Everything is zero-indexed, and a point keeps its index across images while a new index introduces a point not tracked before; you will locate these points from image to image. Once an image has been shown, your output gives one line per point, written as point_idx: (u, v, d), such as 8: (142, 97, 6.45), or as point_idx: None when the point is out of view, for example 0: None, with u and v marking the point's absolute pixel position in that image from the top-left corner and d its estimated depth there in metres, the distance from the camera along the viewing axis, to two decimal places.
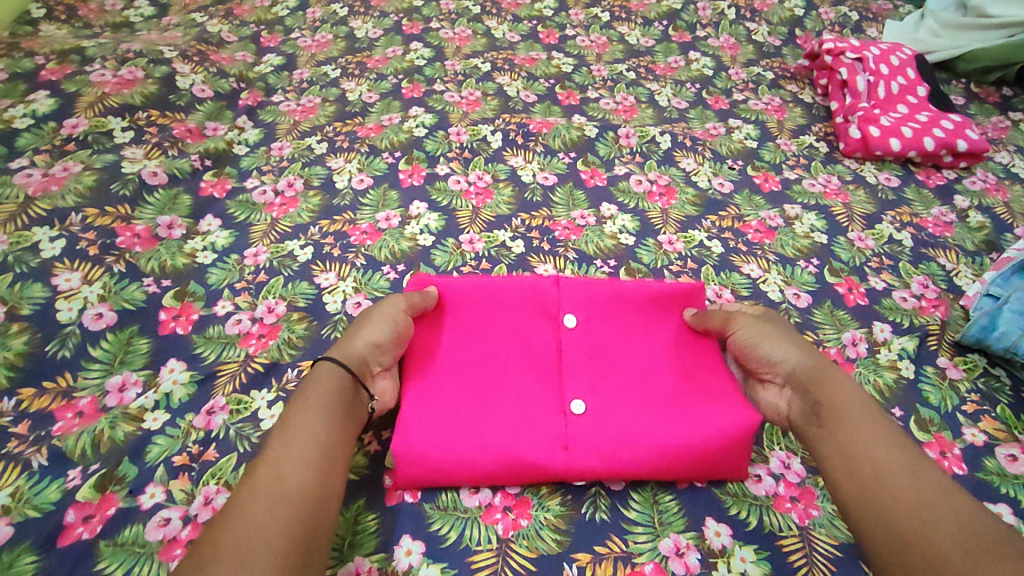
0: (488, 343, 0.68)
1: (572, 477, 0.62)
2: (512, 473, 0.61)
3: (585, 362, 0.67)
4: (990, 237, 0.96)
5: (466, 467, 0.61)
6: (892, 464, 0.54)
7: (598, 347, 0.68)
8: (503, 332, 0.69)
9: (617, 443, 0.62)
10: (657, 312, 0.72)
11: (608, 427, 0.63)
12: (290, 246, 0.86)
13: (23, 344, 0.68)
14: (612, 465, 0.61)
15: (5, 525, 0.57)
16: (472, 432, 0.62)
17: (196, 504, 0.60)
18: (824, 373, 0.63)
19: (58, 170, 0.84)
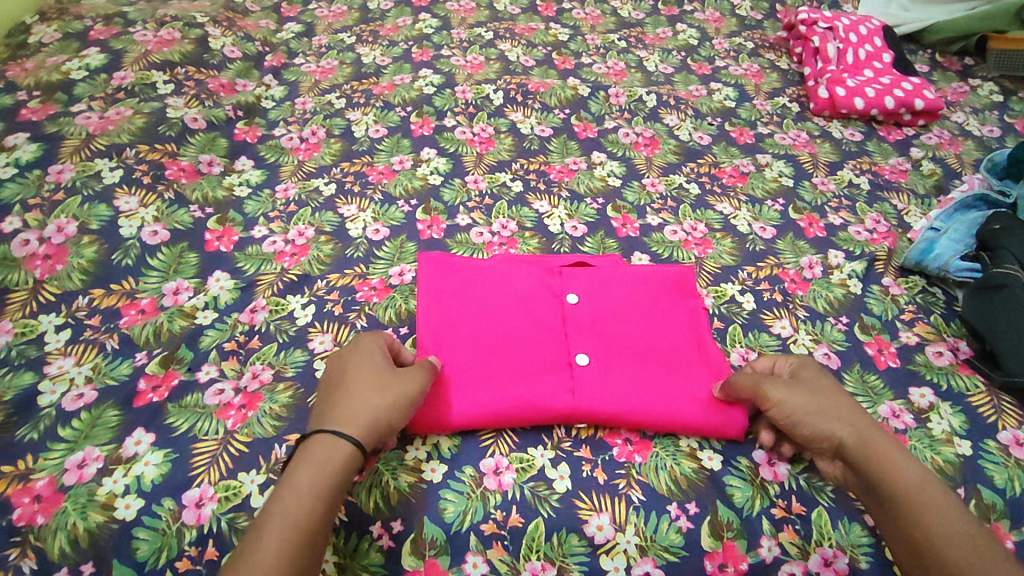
0: (500, 297, 0.75)
1: (579, 418, 0.68)
2: (526, 414, 0.67)
3: (587, 317, 0.74)
4: (940, 183, 1.07)
5: (485, 407, 0.66)
6: (927, 500, 0.58)
7: (601, 304, 0.75)
8: (512, 297, 0.75)
9: (621, 392, 0.68)
10: (653, 281, 0.79)
11: (609, 375, 0.69)
12: (316, 182, 0.97)
13: (92, 253, 0.79)
14: (612, 409, 0.67)
15: (91, 389, 0.68)
16: (490, 376, 0.68)
17: (245, 377, 0.72)
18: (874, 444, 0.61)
19: (112, 114, 0.95)
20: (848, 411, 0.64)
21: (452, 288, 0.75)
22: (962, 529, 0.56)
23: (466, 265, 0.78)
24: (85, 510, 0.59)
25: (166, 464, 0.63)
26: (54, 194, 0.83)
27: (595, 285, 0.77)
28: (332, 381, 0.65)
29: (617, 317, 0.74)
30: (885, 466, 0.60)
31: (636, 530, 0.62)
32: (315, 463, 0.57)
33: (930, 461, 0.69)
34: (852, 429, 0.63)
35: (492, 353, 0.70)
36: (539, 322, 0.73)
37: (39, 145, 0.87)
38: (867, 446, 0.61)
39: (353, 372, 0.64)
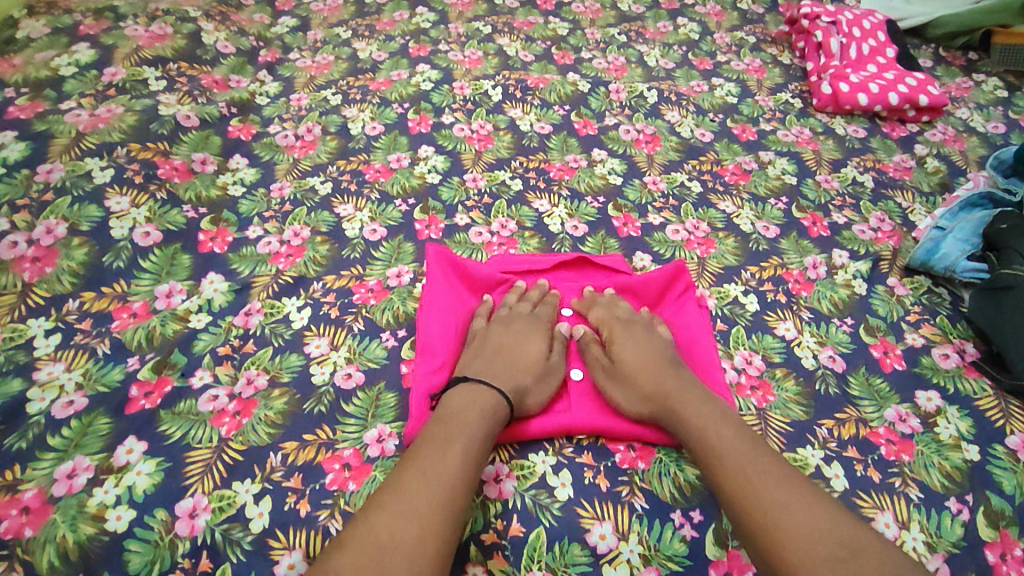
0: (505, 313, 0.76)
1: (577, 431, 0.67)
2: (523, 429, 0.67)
3: (581, 333, 0.76)
4: (944, 180, 1.06)
5: None
6: (750, 473, 0.57)
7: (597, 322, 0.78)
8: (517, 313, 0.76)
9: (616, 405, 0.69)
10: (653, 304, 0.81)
11: (604, 390, 0.70)
12: (312, 181, 0.96)
13: (83, 255, 0.78)
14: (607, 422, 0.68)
15: (81, 396, 0.67)
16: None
17: (240, 383, 0.70)
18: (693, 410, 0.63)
19: (102, 111, 0.93)
20: (669, 373, 0.67)
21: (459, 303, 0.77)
22: (801, 496, 0.55)
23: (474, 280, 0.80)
24: (75, 522, 0.58)
25: (158, 474, 0.62)
26: (43, 194, 0.81)
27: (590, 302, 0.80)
28: (478, 348, 0.72)
29: (612, 335, 0.76)
30: (712, 444, 0.60)
31: (639, 539, 0.61)
32: (472, 409, 0.62)
33: (938, 467, 0.68)
34: (665, 399, 0.65)
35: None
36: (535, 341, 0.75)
37: (27, 144, 0.85)
38: (677, 411, 0.64)
39: (508, 344, 0.72)
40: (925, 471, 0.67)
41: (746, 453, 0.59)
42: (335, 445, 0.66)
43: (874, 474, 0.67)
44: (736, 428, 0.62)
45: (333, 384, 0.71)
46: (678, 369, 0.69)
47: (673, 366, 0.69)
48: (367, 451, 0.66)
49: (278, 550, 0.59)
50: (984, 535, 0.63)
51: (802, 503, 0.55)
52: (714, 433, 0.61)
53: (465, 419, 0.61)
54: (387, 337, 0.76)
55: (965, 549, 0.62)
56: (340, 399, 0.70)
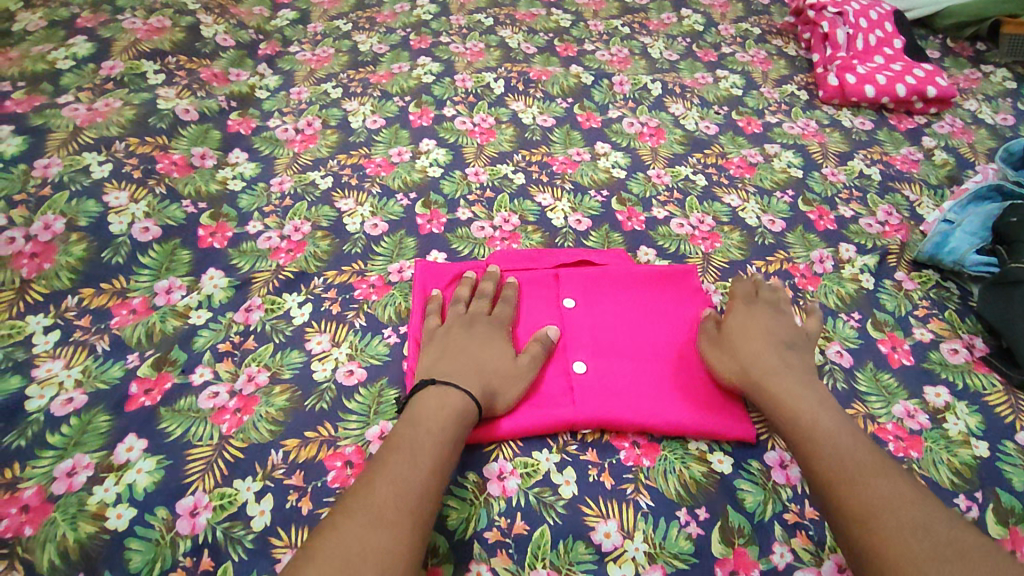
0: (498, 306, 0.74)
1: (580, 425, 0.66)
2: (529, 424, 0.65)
3: (585, 323, 0.73)
4: (952, 173, 1.05)
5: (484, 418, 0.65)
6: (860, 467, 0.56)
7: (599, 310, 0.74)
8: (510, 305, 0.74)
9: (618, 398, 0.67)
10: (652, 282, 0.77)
11: (609, 382, 0.68)
12: (312, 175, 0.95)
13: (81, 251, 0.77)
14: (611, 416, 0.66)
15: (81, 393, 0.66)
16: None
17: (240, 380, 0.69)
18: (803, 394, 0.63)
19: (100, 105, 0.92)
20: (781, 362, 0.66)
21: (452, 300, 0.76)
22: (902, 497, 0.54)
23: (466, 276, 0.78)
24: (75, 520, 0.57)
25: (158, 471, 0.61)
26: (40, 189, 0.80)
27: (594, 288, 0.76)
28: (439, 351, 0.68)
29: (613, 323, 0.73)
30: (818, 438, 0.59)
31: (644, 537, 0.60)
32: (438, 411, 0.61)
33: (947, 463, 0.67)
34: (771, 379, 0.65)
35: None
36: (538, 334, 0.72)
37: (25, 139, 0.84)
38: (776, 402, 0.63)
39: (472, 346, 0.68)
40: (934, 467, 0.66)
41: (853, 453, 0.58)
42: (336, 442, 0.65)
43: None
44: (845, 426, 0.60)
45: (334, 381, 0.70)
46: (794, 358, 0.67)
47: (784, 352, 0.68)
48: (369, 448, 0.65)
49: (279, 549, 0.58)
50: (994, 532, 0.62)
51: (911, 508, 0.53)
52: (821, 429, 0.60)
53: (433, 421, 0.60)
54: (389, 333, 0.76)
55: None
56: (342, 395, 0.69)
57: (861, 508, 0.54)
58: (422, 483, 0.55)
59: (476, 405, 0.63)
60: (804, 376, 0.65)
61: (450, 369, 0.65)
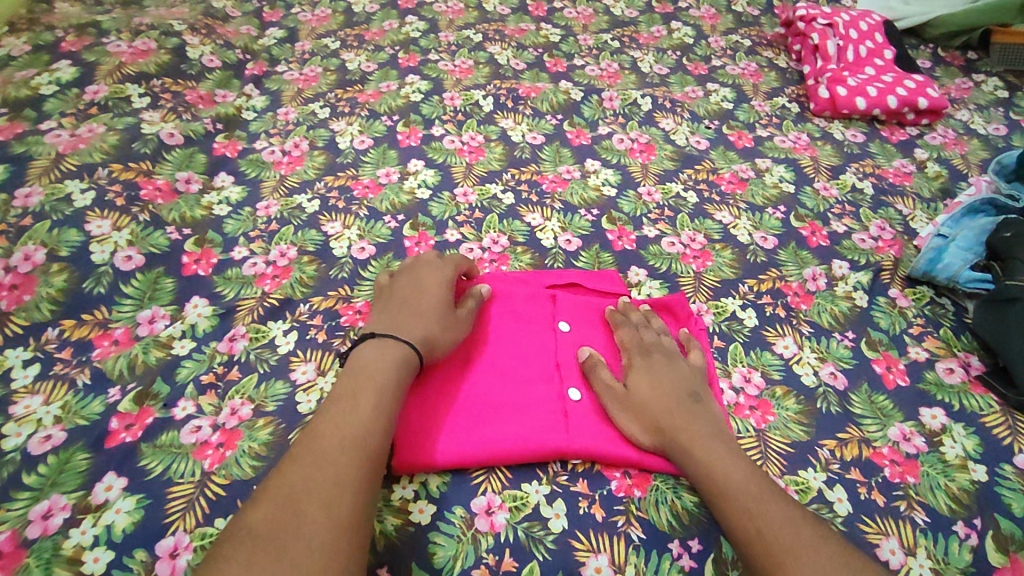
0: (494, 326, 0.73)
1: (572, 454, 0.64)
2: (522, 450, 0.64)
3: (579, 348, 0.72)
4: (945, 185, 1.04)
5: (478, 448, 0.63)
6: (760, 510, 0.56)
7: (592, 338, 0.74)
8: (506, 327, 0.73)
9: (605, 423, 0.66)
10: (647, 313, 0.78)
11: (602, 409, 0.67)
12: (299, 199, 0.94)
13: (62, 282, 0.76)
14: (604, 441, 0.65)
15: (60, 430, 0.65)
16: (480, 416, 0.66)
17: (223, 414, 0.68)
18: (705, 442, 0.62)
19: (83, 131, 0.91)
20: (686, 416, 0.64)
21: None
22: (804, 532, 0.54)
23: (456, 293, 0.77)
24: (51, 564, 0.56)
25: (139, 511, 0.60)
26: (21, 219, 0.79)
27: (588, 316, 0.76)
28: (385, 304, 0.71)
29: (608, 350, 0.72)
30: (719, 485, 0.59)
31: (636, 571, 0.59)
32: (376, 364, 0.62)
33: (944, 488, 0.66)
34: (673, 429, 0.63)
35: (481, 387, 0.68)
36: (533, 356, 0.71)
37: (6, 167, 0.83)
38: (689, 456, 0.61)
39: (413, 296, 0.71)
40: (931, 493, 0.65)
41: (758, 497, 0.57)
42: None
43: (878, 497, 0.65)
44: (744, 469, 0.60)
45: None
46: (695, 405, 0.65)
47: (689, 402, 0.65)
48: None
49: None
50: (994, 560, 0.61)
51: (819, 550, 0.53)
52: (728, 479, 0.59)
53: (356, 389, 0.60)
54: None
55: None
56: None
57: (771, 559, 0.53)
58: (343, 465, 0.53)
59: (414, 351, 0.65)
60: (706, 420, 0.64)
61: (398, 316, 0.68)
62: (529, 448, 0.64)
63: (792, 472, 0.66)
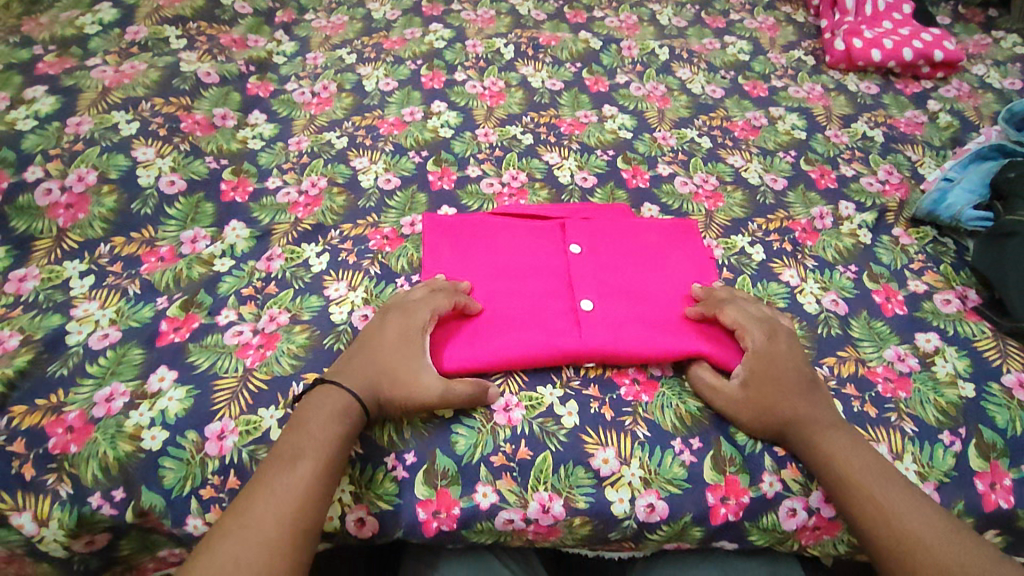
0: (509, 251, 0.78)
1: (586, 355, 0.69)
2: (540, 354, 0.68)
3: (592, 267, 0.76)
4: (956, 135, 1.06)
5: (497, 350, 0.68)
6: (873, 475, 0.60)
7: (602, 255, 0.77)
8: (519, 250, 0.78)
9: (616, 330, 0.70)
10: (656, 236, 0.81)
11: (616, 319, 0.71)
12: (328, 136, 0.98)
13: (112, 203, 0.82)
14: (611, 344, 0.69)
15: (115, 330, 0.71)
16: (499, 323, 0.71)
17: (263, 320, 0.74)
18: (816, 413, 0.64)
19: (127, 68, 0.96)
20: (799, 393, 0.65)
21: (459, 242, 0.79)
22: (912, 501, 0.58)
23: (467, 223, 0.81)
24: (114, 440, 0.63)
25: (189, 399, 0.66)
26: (73, 144, 0.85)
27: (599, 237, 0.79)
28: (353, 351, 0.67)
29: (618, 268, 0.76)
30: (841, 470, 0.61)
31: (640, 463, 0.64)
32: (317, 416, 0.61)
33: (933, 402, 0.70)
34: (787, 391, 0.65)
35: (501, 305, 0.72)
36: (545, 275, 0.76)
37: (58, 98, 0.89)
38: (811, 442, 0.63)
39: (386, 339, 0.66)
40: (921, 406, 0.70)
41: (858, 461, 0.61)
42: None
43: (871, 409, 0.69)
44: (862, 453, 0.62)
45: (351, 324, 0.74)
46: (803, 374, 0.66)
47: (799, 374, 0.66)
48: None
49: None
50: (975, 465, 0.66)
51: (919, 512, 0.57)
52: (853, 464, 0.61)
53: (316, 427, 0.60)
54: (403, 283, 0.79)
55: (954, 479, 0.66)
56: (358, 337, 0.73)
57: (903, 543, 0.56)
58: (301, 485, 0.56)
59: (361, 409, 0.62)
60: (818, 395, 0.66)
61: (355, 368, 0.65)
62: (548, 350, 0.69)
63: None
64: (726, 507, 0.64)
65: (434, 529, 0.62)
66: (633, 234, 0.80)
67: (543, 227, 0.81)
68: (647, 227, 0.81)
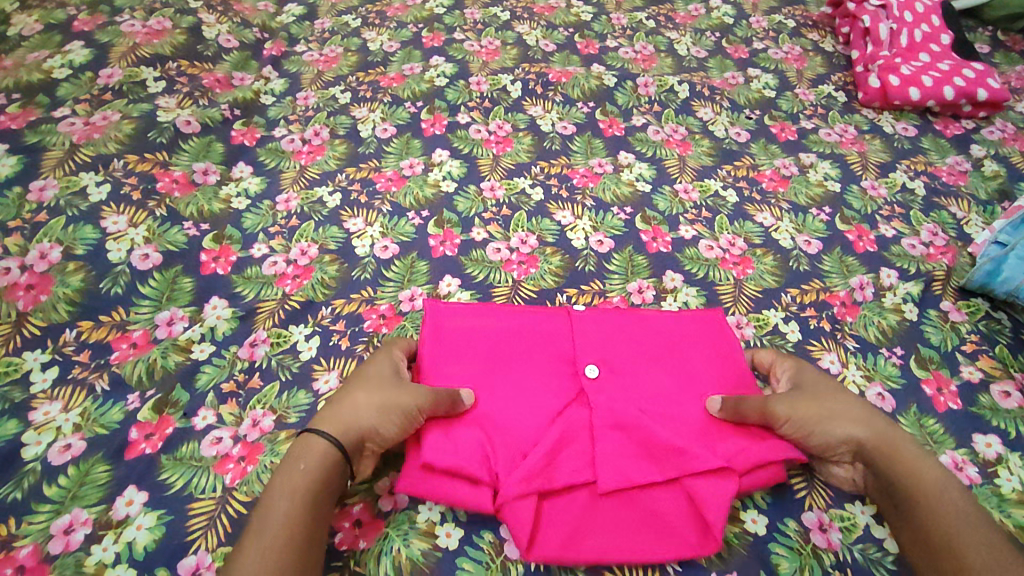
0: (514, 363, 0.68)
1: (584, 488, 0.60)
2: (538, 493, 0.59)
3: (609, 395, 0.65)
4: (1003, 186, 0.97)
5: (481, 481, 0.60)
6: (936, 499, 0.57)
7: (619, 377, 0.67)
8: (523, 368, 0.68)
9: (667, 501, 0.60)
10: (680, 343, 0.72)
11: (625, 451, 0.62)
12: (319, 192, 0.90)
13: (79, 281, 0.73)
14: (643, 537, 0.58)
15: (79, 439, 0.63)
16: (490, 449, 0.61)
17: (245, 425, 0.66)
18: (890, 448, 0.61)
19: (98, 119, 0.88)
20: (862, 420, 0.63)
21: (457, 352, 0.69)
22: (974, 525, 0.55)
23: (469, 322, 0.72)
24: None
25: (159, 529, 0.58)
26: (36, 214, 0.76)
27: (615, 355, 0.69)
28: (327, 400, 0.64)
29: (636, 393, 0.66)
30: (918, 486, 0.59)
31: None
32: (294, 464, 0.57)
33: (1000, 524, 0.62)
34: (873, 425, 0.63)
35: (509, 471, 0.60)
36: (546, 397, 0.66)
37: (19, 158, 0.80)
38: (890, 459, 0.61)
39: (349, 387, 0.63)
40: None
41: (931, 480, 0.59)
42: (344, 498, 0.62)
43: None
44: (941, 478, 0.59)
45: None
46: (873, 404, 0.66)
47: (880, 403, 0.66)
48: (379, 504, 0.62)
49: None
50: None
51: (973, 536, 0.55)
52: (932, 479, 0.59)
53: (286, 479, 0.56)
54: None
55: None
56: None
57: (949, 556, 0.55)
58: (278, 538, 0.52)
59: (338, 447, 0.58)
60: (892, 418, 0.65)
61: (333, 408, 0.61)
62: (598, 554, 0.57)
63: (838, 505, 0.64)
64: None
65: None
66: (656, 346, 0.71)
67: (552, 337, 0.71)
68: (669, 335, 0.72)
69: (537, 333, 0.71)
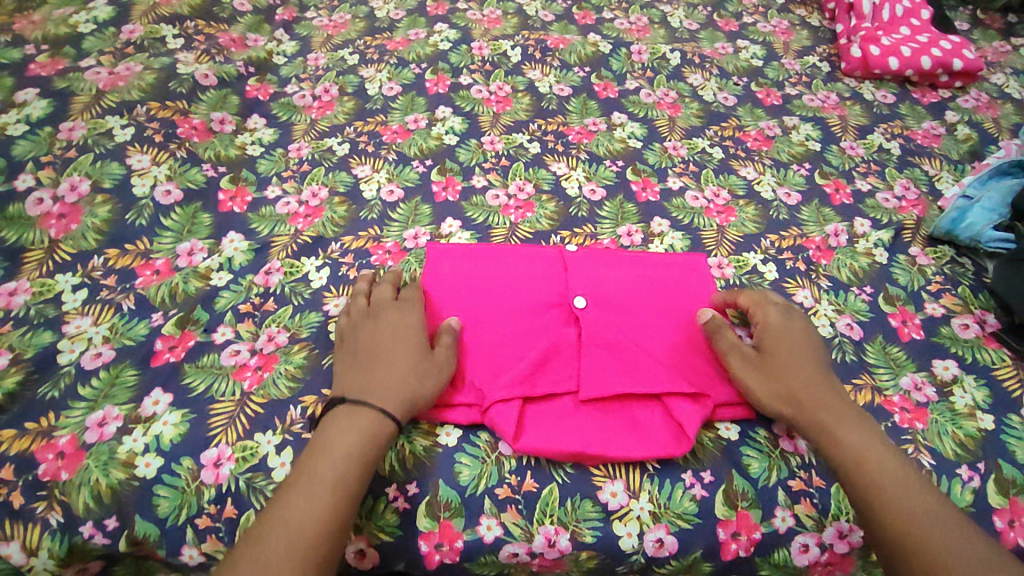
0: (511, 288, 0.73)
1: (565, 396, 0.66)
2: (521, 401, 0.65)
3: (597, 318, 0.71)
4: (975, 148, 1.03)
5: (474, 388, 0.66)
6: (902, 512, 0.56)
7: (608, 302, 0.72)
8: (519, 293, 0.73)
9: (644, 412, 0.66)
10: (668, 273, 0.77)
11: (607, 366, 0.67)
12: (329, 142, 0.95)
13: (106, 213, 0.79)
14: (617, 441, 0.64)
15: (109, 348, 0.69)
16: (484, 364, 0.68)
17: (261, 339, 0.72)
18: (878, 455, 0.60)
19: (122, 69, 0.93)
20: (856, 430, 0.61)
21: (458, 277, 0.74)
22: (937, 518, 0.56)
23: (468, 252, 0.77)
24: (107, 467, 0.61)
25: (184, 424, 0.64)
26: (66, 150, 0.82)
27: (605, 284, 0.74)
28: (353, 353, 0.66)
29: (622, 317, 0.71)
30: (861, 475, 0.59)
31: (650, 497, 0.63)
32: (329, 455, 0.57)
33: (951, 435, 0.69)
34: (813, 416, 0.62)
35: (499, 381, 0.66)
36: (538, 319, 0.71)
37: (49, 102, 0.86)
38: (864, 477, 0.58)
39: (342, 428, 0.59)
40: (939, 438, 0.68)
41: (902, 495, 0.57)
42: None
43: (887, 440, 0.68)
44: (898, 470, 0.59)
45: None
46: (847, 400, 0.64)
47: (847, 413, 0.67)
48: None
49: None
50: (994, 502, 0.65)
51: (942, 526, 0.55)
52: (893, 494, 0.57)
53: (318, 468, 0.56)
54: (404, 299, 0.77)
55: (974, 515, 0.64)
56: None
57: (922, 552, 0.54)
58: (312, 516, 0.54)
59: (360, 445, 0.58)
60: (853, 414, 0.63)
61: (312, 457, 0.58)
62: (579, 449, 0.63)
63: None
64: (737, 543, 0.62)
65: (437, 561, 0.61)
66: (645, 276, 0.76)
67: (549, 266, 0.76)
68: (657, 266, 0.77)
69: (534, 263, 0.76)
